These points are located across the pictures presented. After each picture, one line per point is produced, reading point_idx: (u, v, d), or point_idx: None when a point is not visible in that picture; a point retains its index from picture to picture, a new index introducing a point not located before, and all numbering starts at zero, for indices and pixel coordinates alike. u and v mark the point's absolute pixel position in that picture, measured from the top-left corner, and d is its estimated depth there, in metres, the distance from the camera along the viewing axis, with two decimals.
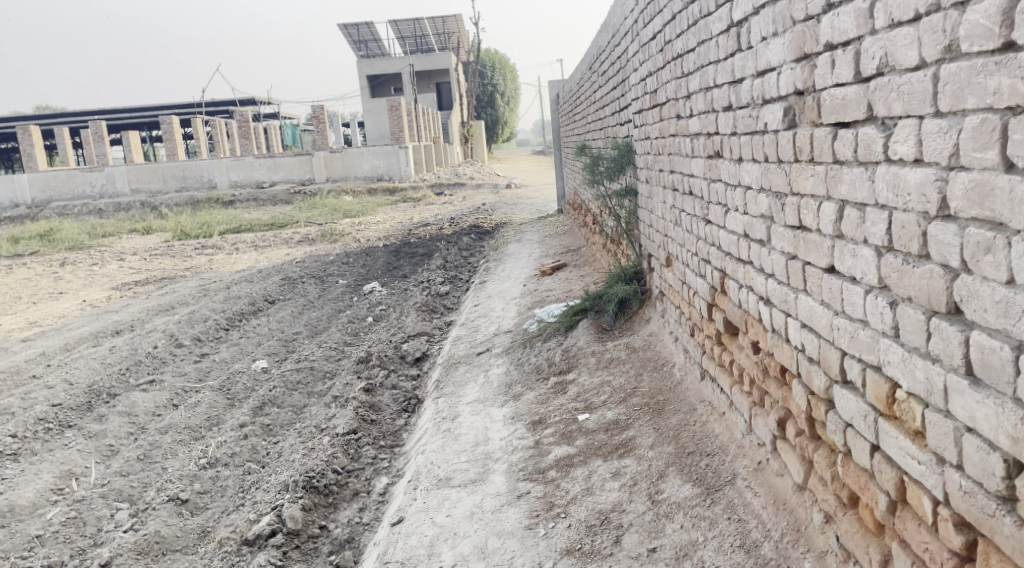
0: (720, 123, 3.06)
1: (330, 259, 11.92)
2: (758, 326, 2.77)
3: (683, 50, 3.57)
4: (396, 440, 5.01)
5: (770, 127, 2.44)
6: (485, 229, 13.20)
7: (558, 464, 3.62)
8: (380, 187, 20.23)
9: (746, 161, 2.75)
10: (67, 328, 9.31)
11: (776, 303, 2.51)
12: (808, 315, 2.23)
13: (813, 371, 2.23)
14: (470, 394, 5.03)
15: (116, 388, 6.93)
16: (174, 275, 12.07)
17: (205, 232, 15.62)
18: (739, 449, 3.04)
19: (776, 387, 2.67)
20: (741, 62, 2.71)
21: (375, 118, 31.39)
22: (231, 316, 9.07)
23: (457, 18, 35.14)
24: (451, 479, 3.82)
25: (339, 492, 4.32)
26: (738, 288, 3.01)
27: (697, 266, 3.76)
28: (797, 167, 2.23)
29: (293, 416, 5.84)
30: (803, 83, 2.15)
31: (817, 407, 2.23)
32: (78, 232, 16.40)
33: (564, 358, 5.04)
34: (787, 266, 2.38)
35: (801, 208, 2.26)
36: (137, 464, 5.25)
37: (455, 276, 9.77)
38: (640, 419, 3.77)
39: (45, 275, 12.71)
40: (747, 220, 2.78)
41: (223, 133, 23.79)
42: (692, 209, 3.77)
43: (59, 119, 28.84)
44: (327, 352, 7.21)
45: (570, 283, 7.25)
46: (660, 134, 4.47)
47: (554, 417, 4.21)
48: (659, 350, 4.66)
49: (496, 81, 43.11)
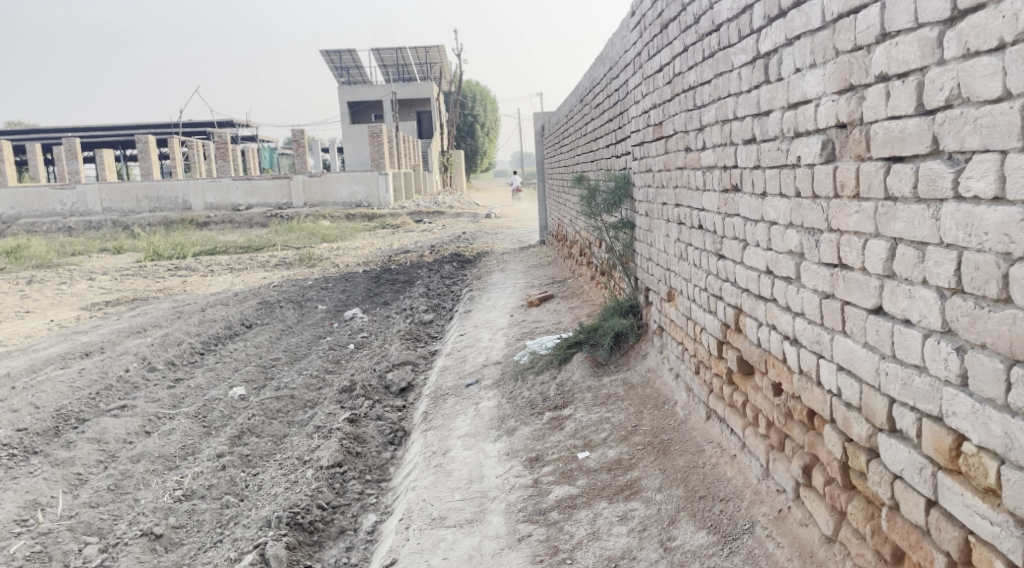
0: (740, 156, 2.97)
1: (308, 284, 11.70)
2: (781, 366, 2.66)
3: (696, 82, 3.50)
4: (383, 474, 4.82)
5: (803, 161, 2.36)
6: (467, 258, 13.08)
7: (559, 505, 3.46)
8: (359, 213, 20.06)
9: (771, 195, 2.66)
10: (34, 349, 9.01)
11: (805, 344, 2.40)
12: (847, 358, 2.12)
13: (851, 417, 2.13)
14: (461, 428, 4.85)
15: (85, 414, 6.65)
16: (146, 296, 11.78)
17: (179, 254, 15.33)
18: (756, 495, 2.92)
19: (801, 431, 2.55)
20: (769, 93, 2.63)
21: (354, 144, 31.29)
22: (206, 340, 8.82)
23: (440, 48, 35.30)
24: (445, 518, 3.65)
25: (325, 530, 4.11)
26: (757, 327, 2.90)
27: (706, 302, 3.65)
28: (837, 203, 2.15)
29: (273, 446, 5.61)
30: (848, 115, 2.08)
31: (857, 456, 2.12)
32: (46, 250, 16.01)
33: (559, 394, 4.90)
34: (820, 305, 2.28)
35: (839, 245, 2.17)
36: (107, 495, 5.00)
37: (437, 304, 9.60)
38: (644, 459, 3.63)
39: (10, 293, 12.34)
40: (771, 256, 2.68)
41: (201, 154, 23.53)
42: (701, 243, 3.67)
43: (32, 135, 28.42)
44: (307, 380, 7.00)
45: (559, 315, 7.13)
46: (665, 166, 4.40)
47: (552, 454, 4.06)
48: (658, 387, 4.54)
49: (476, 112, 43.28)
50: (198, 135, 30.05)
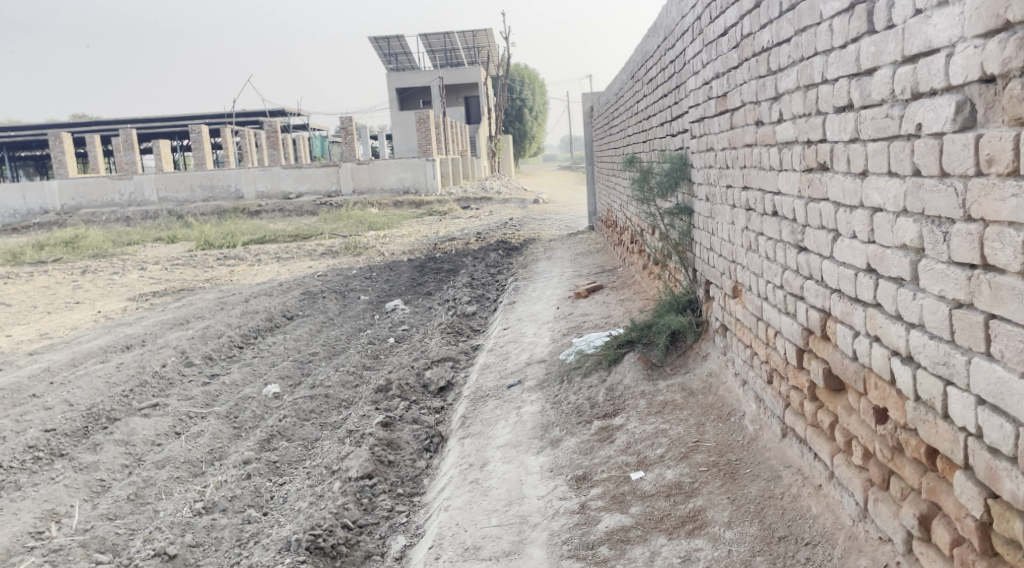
0: (829, 127, 2.45)
1: (352, 274, 11.35)
2: (887, 389, 2.15)
3: (772, 40, 2.98)
4: (416, 488, 4.41)
5: (929, 131, 1.87)
6: (513, 245, 12.60)
7: (610, 538, 3.00)
8: (406, 201, 19.73)
9: (875, 175, 2.15)
10: (77, 342, 8.82)
11: (928, 366, 1.91)
12: (991, 389, 1.70)
13: (1000, 470, 1.70)
14: (500, 436, 4.40)
15: (117, 413, 6.37)
16: (194, 286, 11.59)
17: (229, 242, 15.17)
18: (851, 541, 2.46)
19: (914, 472, 2.06)
20: (872, 48, 2.13)
21: (401, 130, 30.99)
22: (247, 332, 8.52)
23: (488, 32, 34.68)
24: (480, 549, 3.21)
25: (349, 554, 3.73)
26: (852, 336, 2.37)
27: (782, 303, 3.12)
28: (981, 184, 1.71)
29: (303, 451, 5.23)
30: (1002, 64, 1.65)
31: (1006, 521, 1.70)
32: (102, 240, 16.01)
33: (609, 400, 4.41)
34: (968, 317, 1.76)
35: (996, 238, 1.68)
36: (126, 506, 4.62)
37: (482, 295, 9.14)
38: (709, 483, 3.14)
39: (64, 283, 12.30)
40: (875, 250, 2.17)
41: (251, 143, 23.47)
42: (777, 231, 3.15)
43: (91, 127, 28.79)
44: (344, 377, 6.61)
45: (609, 309, 6.61)
46: (730, 144, 3.85)
47: (601, 472, 3.58)
48: (722, 395, 4.02)
49: (525, 96, 42.59)
50: (251, 124, 30.03)
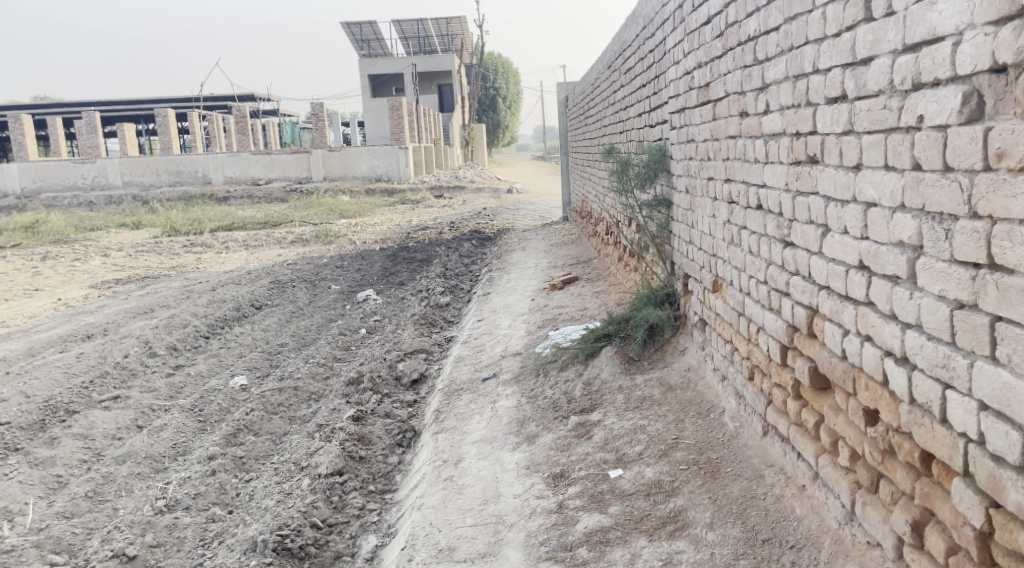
0: (820, 117, 2.37)
1: (322, 263, 11.13)
2: (879, 390, 2.08)
3: (760, 28, 2.90)
4: (388, 484, 4.29)
5: (933, 123, 1.79)
6: (487, 235, 12.46)
7: (588, 539, 2.91)
8: (378, 189, 19.48)
9: (870, 169, 2.07)
10: (36, 331, 8.54)
11: (927, 368, 1.84)
12: (995, 394, 1.63)
13: (1004, 478, 1.63)
14: (475, 432, 4.29)
15: (75, 405, 6.17)
16: (159, 274, 11.30)
17: (196, 229, 14.84)
18: (837, 545, 2.40)
19: (908, 476, 2.00)
20: (869, 36, 2.05)
21: (374, 117, 30.61)
22: (213, 322, 8.32)
23: (462, 19, 34.35)
24: (454, 550, 3.11)
25: (317, 555, 3.62)
26: (842, 334, 2.30)
27: (766, 298, 3.04)
28: (989, 179, 1.64)
29: (271, 446, 5.08)
30: (1016, 52, 1.57)
31: (1010, 532, 1.63)
32: (64, 225, 15.59)
33: (586, 395, 4.32)
34: (971, 318, 1.69)
35: (1005, 236, 1.61)
36: (84, 503, 4.46)
37: (455, 285, 9.00)
38: (690, 482, 3.07)
39: (23, 270, 11.93)
40: (869, 246, 2.10)
41: (219, 128, 23.02)
42: (761, 224, 3.07)
43: (54, 109, 28.08)
44: (313, 370, 6.44)
45: (585, 301, 6.52)
46: (712, 134, 3.77)
47: (579, 470, 3.49)
48: (701, 390, 3.95)
49: (498, 84, 42.29)
50: (219, 109, 29.47)
